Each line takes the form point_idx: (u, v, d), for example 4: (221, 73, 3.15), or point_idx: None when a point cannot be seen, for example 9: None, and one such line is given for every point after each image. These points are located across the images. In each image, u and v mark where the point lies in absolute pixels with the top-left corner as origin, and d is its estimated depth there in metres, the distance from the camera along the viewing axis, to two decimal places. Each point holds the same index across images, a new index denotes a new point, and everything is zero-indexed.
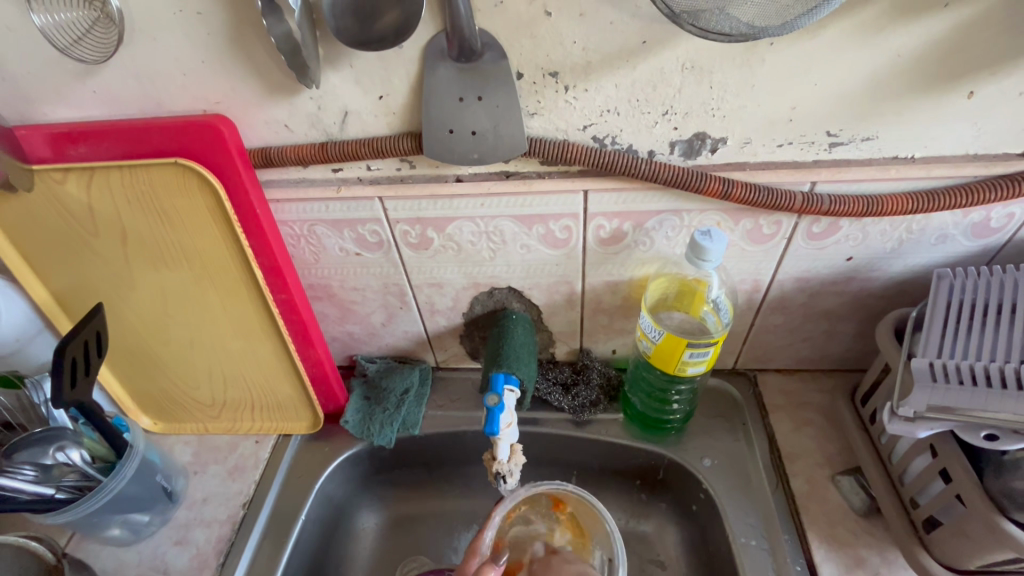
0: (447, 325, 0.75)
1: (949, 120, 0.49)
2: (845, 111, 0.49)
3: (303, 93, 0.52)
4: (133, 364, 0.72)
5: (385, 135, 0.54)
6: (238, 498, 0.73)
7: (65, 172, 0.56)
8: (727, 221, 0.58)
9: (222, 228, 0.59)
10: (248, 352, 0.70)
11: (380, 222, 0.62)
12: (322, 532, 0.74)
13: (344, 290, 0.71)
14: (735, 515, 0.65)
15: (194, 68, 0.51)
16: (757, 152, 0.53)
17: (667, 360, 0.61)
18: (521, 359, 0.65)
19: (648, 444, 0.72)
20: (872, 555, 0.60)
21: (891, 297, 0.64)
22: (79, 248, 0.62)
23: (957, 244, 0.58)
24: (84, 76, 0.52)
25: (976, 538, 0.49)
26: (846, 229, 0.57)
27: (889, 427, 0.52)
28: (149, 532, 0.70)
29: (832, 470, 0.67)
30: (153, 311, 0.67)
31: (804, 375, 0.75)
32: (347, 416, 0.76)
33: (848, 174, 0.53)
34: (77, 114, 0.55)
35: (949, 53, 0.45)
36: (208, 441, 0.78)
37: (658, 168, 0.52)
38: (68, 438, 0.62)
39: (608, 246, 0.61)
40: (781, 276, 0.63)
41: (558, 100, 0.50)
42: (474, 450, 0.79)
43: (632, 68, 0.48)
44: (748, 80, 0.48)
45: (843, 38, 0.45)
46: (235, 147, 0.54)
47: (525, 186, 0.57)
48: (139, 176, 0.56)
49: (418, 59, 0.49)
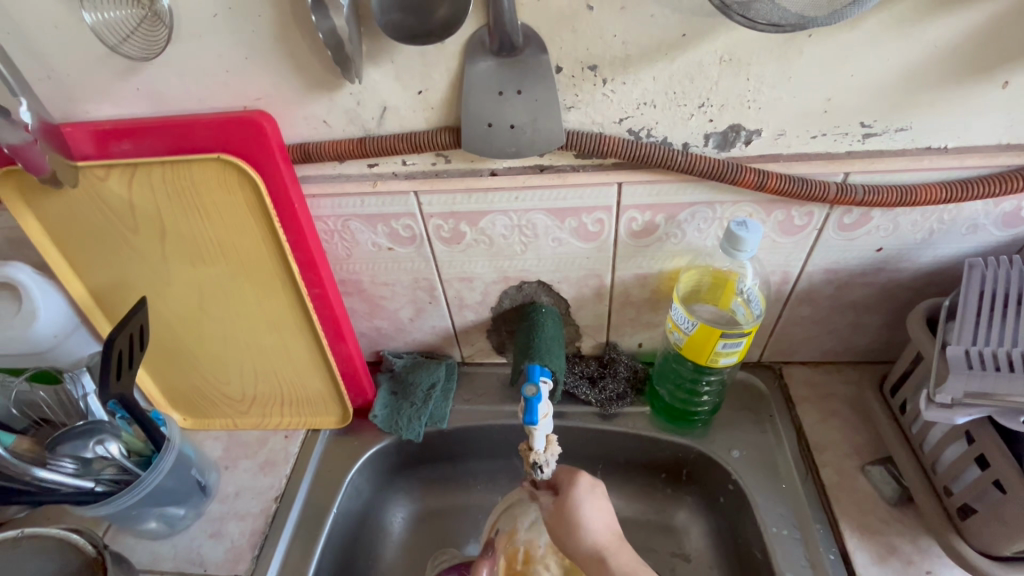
0: (475, 320, 0.76)
1: (983, 110, 0.50)
2: (880, 102, 0.50)
3: (344, 89, 0.53)
4: (166, 360, 0.73)
5: (423, 130, 0.55)
6: (270, 492, 0.74)
7: (107, 169, 0.57)
8: (759, 212, 0.58)
9: (261, 223, 0.60)
10: (280, 347, 0.71)
11: (414, 216, 0.63)
12: (353, 526, 0.75)
13: (374, 285, 0.72)
14: (766, 505, 0.65)
15: (237, 65, 0.52)
16: (791, 144, 0.53)
17: (699, 351, 0.61)
18: (553, 351, 0.66)
19: (676, 436, 0.72)
20: (905, 543, 0.61)
21: (920, 288, 0.64)
22: (118, 244, 0.63)
23: (987, 234, 0.58)
24: (129, 73, 0.53)
25: (1015, 523, 0.49)
26: (878, 219, 0.58)
27: (926, 414, 0.52)
28: (184, 525, 0.70)
29: (861, 461, 0.67)
30: (189, 307, 0.68)
31: (830, 367, 0.76)
32: (376, 411, 0.77)
33: (881, 165, 0.53)
34: (121, 111, 0.56)
35: (986, 43, 0.46)
36: (238, 436, 0.79)
37: (694, 160, 0.53)
38: (106, 431, 0.63)
39: (639, 239, 0.62)
40: (810, 267, 0.63)
41: (595, 93, 0.51)
42: (502, 443, 0.80)
43: (670, 61, 0.49)
44: (785, 72, 0.48)
45: (882, 29, 0.45)
46: (276, 143, 0.55)
47: (560, 179, 0.57)
48: (180, 172, 0.57)
49: (459, 54, 0.49)
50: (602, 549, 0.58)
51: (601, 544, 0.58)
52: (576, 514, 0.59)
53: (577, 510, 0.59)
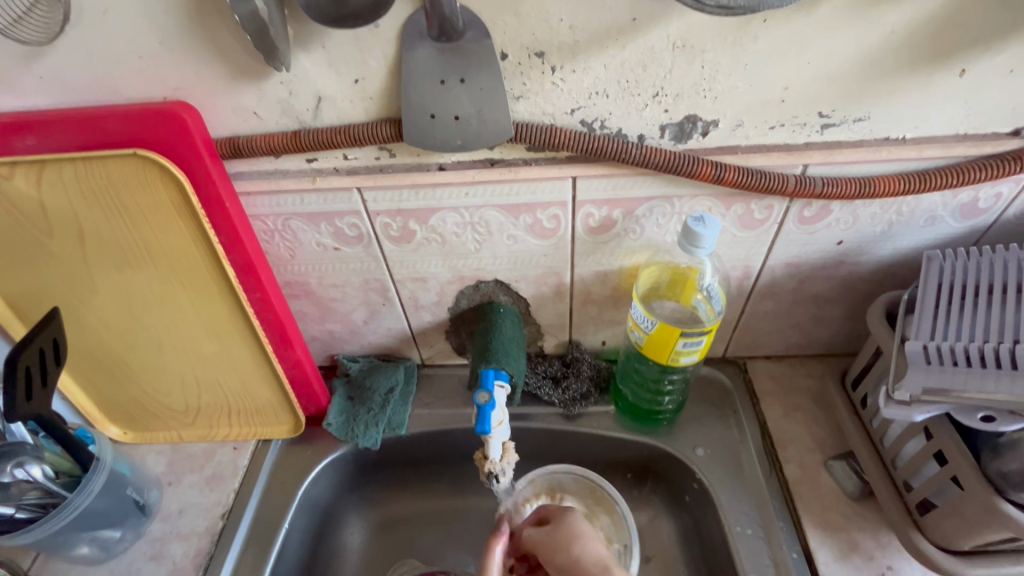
0: (432, 321, 0.72)
1: (939, 99, 0.48)
2: (838, 92, 0.48)
3: (272, 77, 0.49)
4: (98, 371, 0.68)
5: (363, 122, 0.51)
6: (217, 508, 0.69)
7: (11, 166, 0.52)
8: (718, 206, 0.56)
9: (189, 224, 0.55)
10: (223, 356, 0.67)
11: (359, 214, 0.59)
12: (307, 540, 0.71)
13: (322, 286, 0.68)
14: (730, 505, 0.64)
15: (150, 51, 0.47)
16: (749, 135, 0.51)
17: (660, 351, 0.59)
18: (511, 353, 0.63)
19: (640, 435, 0.71)
20: (866, 539, 0.60)
21: (880, 280, 0.63)
22: (33, 249, 0.57)
23: (945, 226, 0.57)
24: (30, 60, 0.48)
25: (973, 519, 0.49)
26: (838, 212, 0.56)
27: (884, 411, 0.51)
28: (122, 547, 0.66)
29: (824, 456, 0.66)
30: (118, 315, 0.63)
31: (793, 360, 0.75)
32: (330, 418, 0.74)
33: (841, 156, 0.52)
34: (25, 103, 0.50)
35: (943, 31, 0.44)
36: (183, 449, 0.75)
37: (649, 152, 0.50)
38: (27, 453, 0.57)
39: (597, 235, 0.60)
40: (771, 261, 0.62)
41: (544, 82, 0.48)
42: (464, 447, 0.77)
43: (621, 48, 0.46)
44: (740, 60, 0.46)
45: (838, 15, 0.43)
46: (200, 136, 0.50)
47: (511, 173, 0.54)
48: (94, 169, 0.52)
49: (396, 39, 0.46)
50: (603, 560, 0.51)
51: (606, 559, 0.51)
52: (573, 529, 0.54)
53: (570, 527, 0.54)
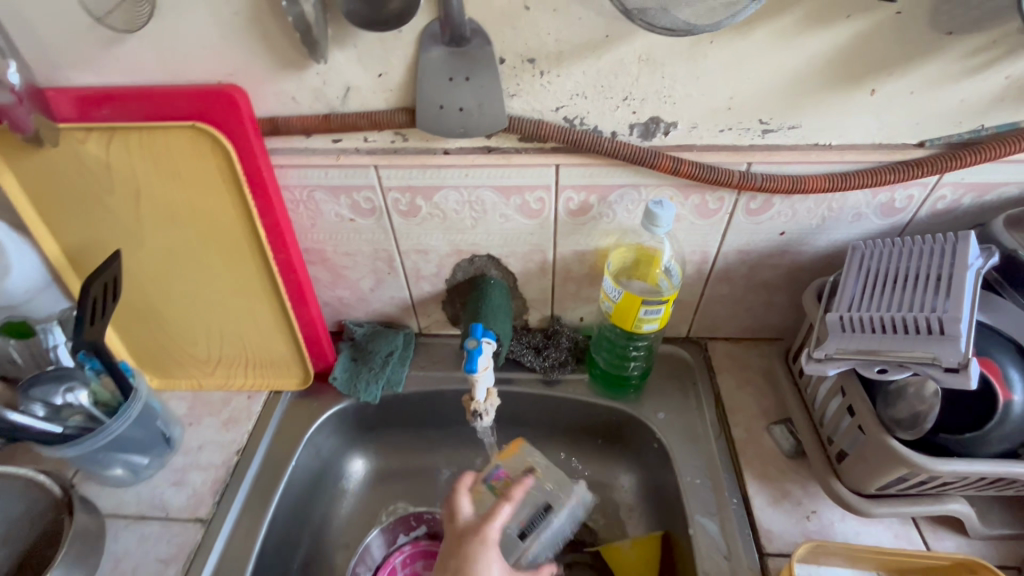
0: (431, 291, 0.82)
1: (856, 114, 0.59)
2: (775, 103, 0.59)
3: (311, 69, 0.59)
4: (136, 320, 0.78)
5: (383, 110, 0.62)
6: (232, 445, 0.78)
7: (87, 132, 0.62)
8: (679, 196, 0.67)
9: (231, 189, 0.65)
10: (246, 310, 0.76)
11: (374, 189, 0.69)
12: (310, 479, 0.80)
13: (336, 254, 0.77)
14: (683, 459, 0.74)
15: (213, 43, 0.58)
16: (703, 136, 0.62)
17: (625, 318, 0.69)
18: (498, 317, 0.73)
19: (609, 399, 0.80)
20: (796, 488, 0.69)
21: (820, 269, 0.74)
22: (94, 205, 0.67)
23: (871, 222, 0.68)
24: (112, 44, 0.58)
25: (873, 460, 0.58)
26: (778, 206, 0.67)
27: (806, 367, 0.61)
28: (148, 474, 0.75)
29: (767, 421, 0.76)
30: (158, 268, 0.72)
31: (747, 342, 0.85)
32: (335, 373, 0.83)
33: (778, 156, 0.62)
34: (103, 80, 0.61)
35: (853, 58, 0.55)
36: (202, 396, 0.84)
37: (618, 146, 0.61)
38: (77, 378, 0.67)
39: (576, 217, 0.70)
40: (725, 248, 0.72)
41: (534, 84, 0.59)
42: (453, 407, 0.86)
43: (597, 58, 0.56)
44: (694, 72, 0.57)
45: (771, 41, 0.54)
46: (247, 115, 0.60)
47: (504, 159, 0.65)
48: (157, 138, 0.62)
49: (415, 42, 0.56)
50: None
51: None
52: None
53: None
